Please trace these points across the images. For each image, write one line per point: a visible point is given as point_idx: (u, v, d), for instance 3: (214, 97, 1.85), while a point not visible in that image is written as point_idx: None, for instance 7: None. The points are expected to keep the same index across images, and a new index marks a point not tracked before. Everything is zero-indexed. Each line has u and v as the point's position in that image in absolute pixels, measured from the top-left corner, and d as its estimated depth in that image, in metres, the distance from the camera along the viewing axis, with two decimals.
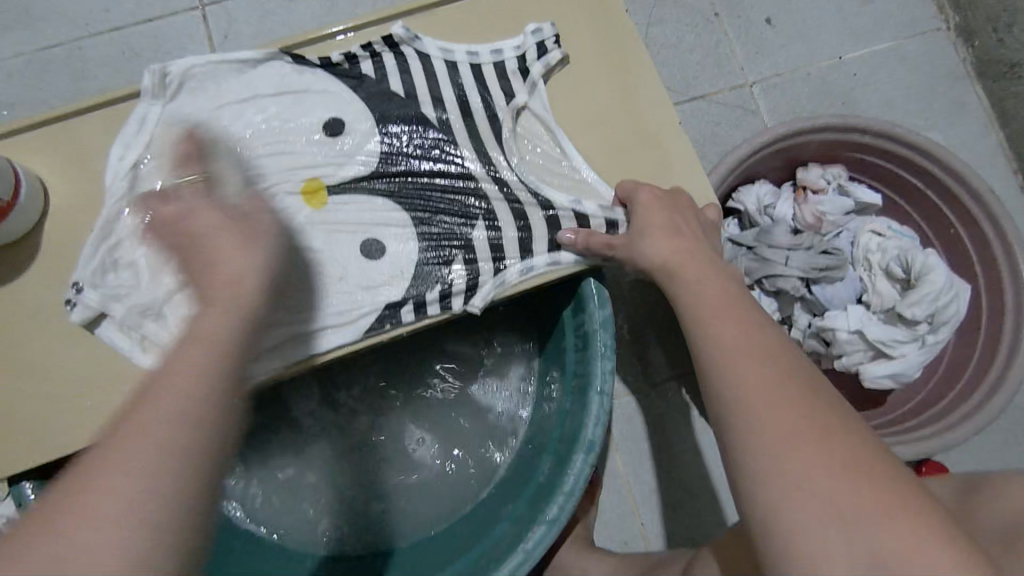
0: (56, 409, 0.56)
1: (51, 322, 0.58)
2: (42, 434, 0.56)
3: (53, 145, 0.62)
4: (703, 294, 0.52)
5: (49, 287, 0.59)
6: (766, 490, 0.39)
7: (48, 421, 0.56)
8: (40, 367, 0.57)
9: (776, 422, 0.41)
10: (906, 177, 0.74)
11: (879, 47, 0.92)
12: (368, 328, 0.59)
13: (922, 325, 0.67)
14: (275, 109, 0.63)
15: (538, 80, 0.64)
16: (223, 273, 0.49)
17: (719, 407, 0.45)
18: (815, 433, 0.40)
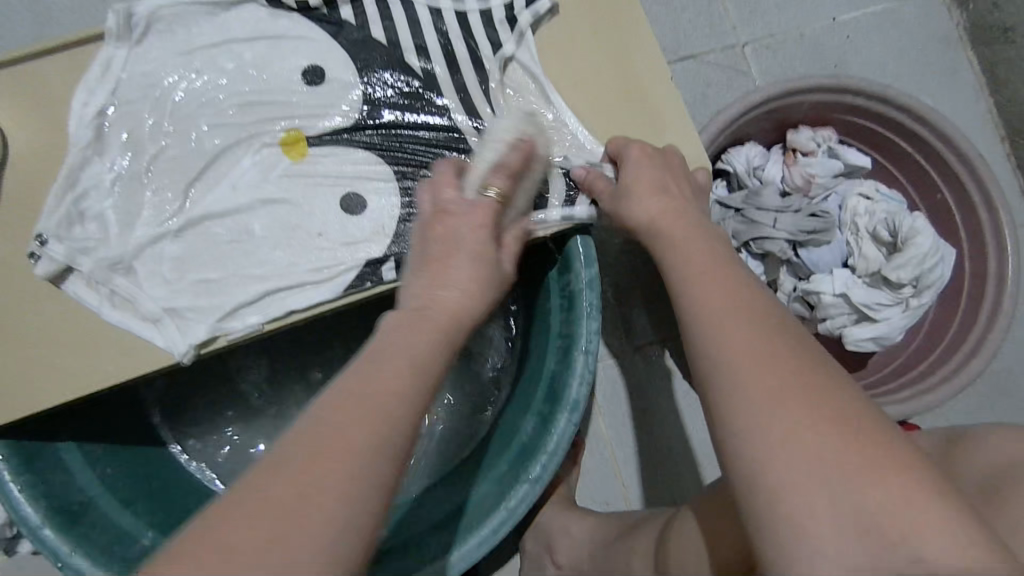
0: (20, 368, 0.53)
1: (12, 276, 0.55)
2: (3, 391, 0.53)
3: (10, 88, 0.58)
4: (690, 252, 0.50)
5: (9, 238, 0.55)
6: (756, 446, 0.38)
7: (11, 378, 0.53)
8: (1, 324, 0.54)
9: (763, 382, 0.40)
10: (897, 141, 0.73)
11: (874, 9, 0.91)
12: (347, 286, 0.56)
13: (907, 289, 0.68)
14: (251, 55, 0.59)
15: (525, 30, 0.61)
16: (443, 300, 0.46)
17: (704, 364, 0.43)
18: (808, 391, 0.39)
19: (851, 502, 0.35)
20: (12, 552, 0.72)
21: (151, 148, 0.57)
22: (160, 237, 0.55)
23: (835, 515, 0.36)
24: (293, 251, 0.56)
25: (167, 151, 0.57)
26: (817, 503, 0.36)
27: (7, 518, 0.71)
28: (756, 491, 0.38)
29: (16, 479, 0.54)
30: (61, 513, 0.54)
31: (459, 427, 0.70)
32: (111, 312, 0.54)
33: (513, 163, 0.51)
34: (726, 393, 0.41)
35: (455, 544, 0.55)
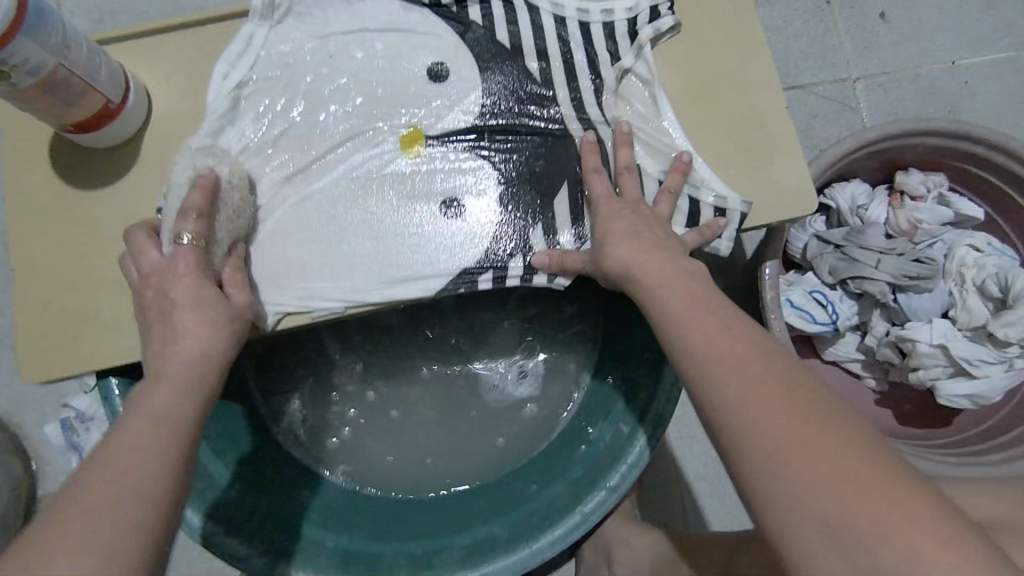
0: (133, 315, 0.56)
1: (137, 229, 0.58)
2: (118, 337, 0.56)
3: (160, 54, 0.62)
4: (717, 312, 0.45)
5: (137, 191, 0.59)
6: (787, 513, 0.35)
7: (126, 325, 0.56)
8: (119, 275, 0.57)
9: (799, 454, 0.36)
10: (1012, 194, 0.70)
11: (996, 57, 0.88)
12: (441, 292, 0.57)
13: (1013, 348, 0.65)
14: (380, 46, 0.61)
15: (645, 43, 0.61)
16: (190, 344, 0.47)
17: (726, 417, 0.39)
18: (850, 468, 0.35)
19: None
20: None
21: (280, 124, 0.59)
22: (274, 208, 0.58)
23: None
24: (390, 247, 0.58)
25: (293, 129, 0.59)
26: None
27: None
28: (785, 551, 0.35)
29: None
30: None
31: (516, 444, 0.68)
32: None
33: (198, 204, 0.51)
34: (753, 455, 0.37)
35: (525, 541, 0.56)
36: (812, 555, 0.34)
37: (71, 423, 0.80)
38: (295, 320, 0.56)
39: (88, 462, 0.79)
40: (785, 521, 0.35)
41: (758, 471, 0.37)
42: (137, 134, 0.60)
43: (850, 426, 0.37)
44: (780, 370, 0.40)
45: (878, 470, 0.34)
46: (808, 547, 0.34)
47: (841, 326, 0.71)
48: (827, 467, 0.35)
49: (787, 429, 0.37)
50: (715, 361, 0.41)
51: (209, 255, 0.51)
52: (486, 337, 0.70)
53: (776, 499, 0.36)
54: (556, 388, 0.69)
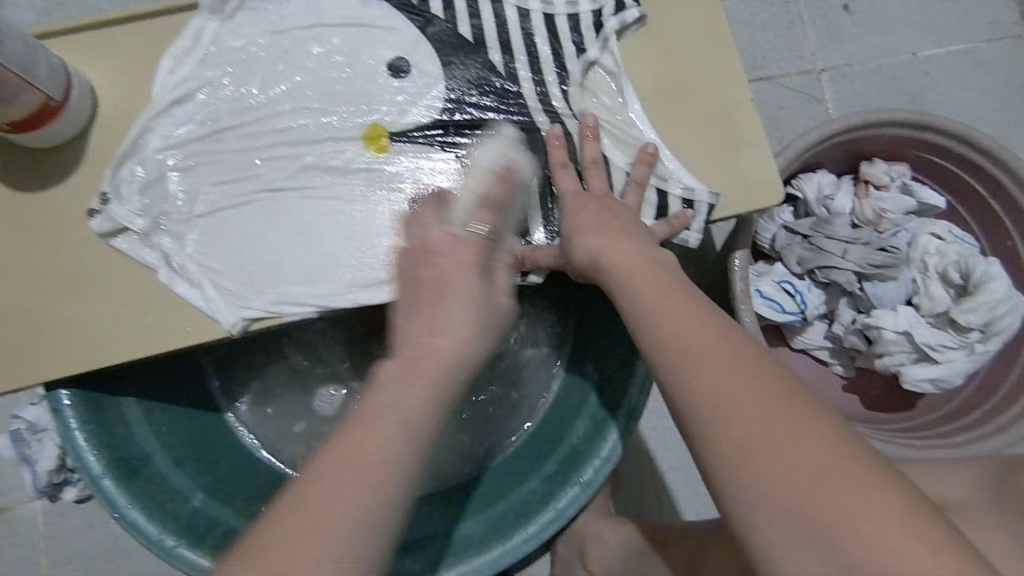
0: (74, 323, 0.54)
1: (79, 234, 0.55)
2: (60, 346, 0.53)
3: (106, 48, 0.59)
4: (673, 306, 0.44)
5: (81, 192, 0.56)
6: (753, 509, 0.35)
7: (68, 331, 0.54)
8: (64, 281, 0.55)
9: (764, 446, 0.36)
10: (972, 182, 0.72)
11: (955, 48, 0.90)
12: None
13: (974, 333, 0.67)
14: (339, 40, 0.60)
15: (610, 35, 0.60)
16: (444, 343, 0.48)
17: (689, 412, 0.39)
18: (817, 460, 0.35)
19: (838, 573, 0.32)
20: (59, 497, 0.77)
21: (234, 120, 0.57)
22: (234, 209, 0.56)
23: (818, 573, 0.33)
24: (356, 247, 0.56)
25: (246, 126, 0.57)
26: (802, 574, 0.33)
27: (57, 465, 0.76)
28: (752, 544, 0.35)
29: (82, 428, 0.54)
30: (120, 467, 0.55)
31: (491, 444, 0.67)
32: (186, 286, 0.54)
33: (493, 197, 0.52)
34: (714, 450, 0.37)
35: (499, 540, 0.56)
36: (775, 550, 0.34)
37: (22, 435, 0.77)
38: (258, 323, 0.54)
39: (42, 475, 0.76)
40: (750, 515, 0.35)
41: (729, 460, 0.36)
42: (81, 134, 0.57)
43: (818, 416, 0.37)
44: (754, 364, 0.39)
45: (844, 460, 0.35)
46: (771, 541, 0.35)
47: (809, 315, 0.72)
48: (798, 459, 0.35)
49: (756, 420, 0.37)
50: (687, 353, 0.41)
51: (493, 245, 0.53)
52: None
53: (741, 493, 0.36)
54: (528, 385, 0.69)
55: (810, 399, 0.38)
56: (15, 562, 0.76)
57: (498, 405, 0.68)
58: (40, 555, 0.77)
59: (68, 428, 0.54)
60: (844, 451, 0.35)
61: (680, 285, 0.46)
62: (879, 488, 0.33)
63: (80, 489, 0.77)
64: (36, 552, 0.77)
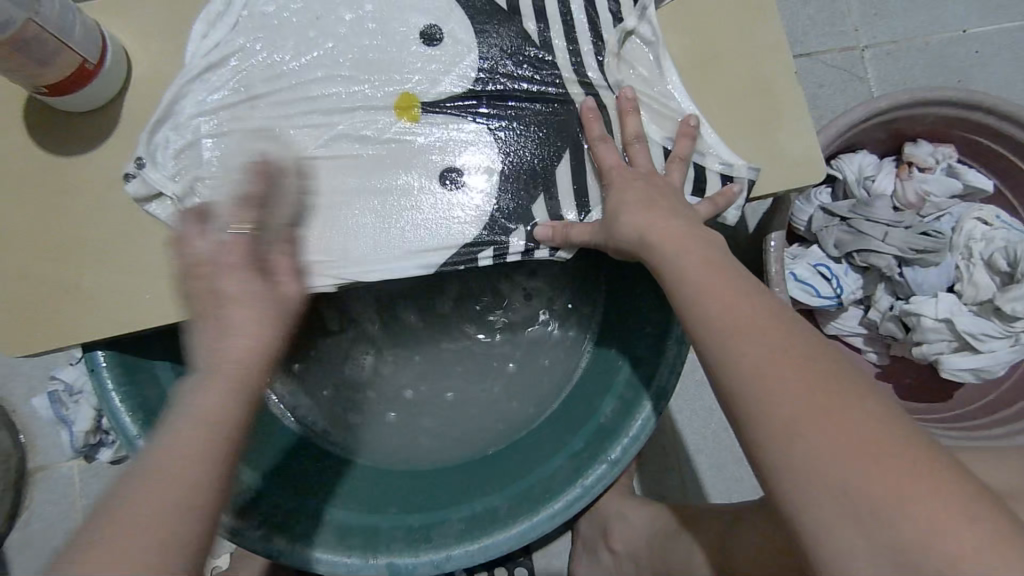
0: (108, 286, 0.54)
1: (114, 198, 0.56)
2: (94, 309, 0.54)
3: (137, 12, 0.58)
4: (713, 284, 0.43)
5: (116, 156, 0.56)
6: (796, 489, 0.34)
7: (103, 295, 0.54)
8: (99, 245, 0.55)
9: (809, 425, 0.35)
10: (1022, 166, 0.69)
11: (1008, 26, 0.86)
12: (441, 266, 0.55)
13: (1019, 322, 0.64)
14: (371, 7, 0.58)
15: (649, 4, 0.58)
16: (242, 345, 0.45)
17: (732, 388, 0.38)
18: (864, 441, 0.33)
19: (882, 556, 0.31)
20: (93, 459, 0.79)
21: (264, 87, 0.57)
22: None
23: (862, 556, 0.32)
24: (385, 220, 0.55)
25: (277, 92, 0.57)
26: (845, 556, 0.32)
27: (92, 427, 0.78)
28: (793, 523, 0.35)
29: (116, 388, 0.56)
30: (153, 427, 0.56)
31: (513, 420, 0.66)
32: None
33: (257, 191, 0.49)
34: (756, 427, 0.36)
35: (524, 515, 0.55)
36: (818, 531, 0.33)
37: (59, 396, 0.79)
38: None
39: (79, 436, 0.78)
40: (793, 494, 0.34)
41: (774, 439, 0.35)
42: (115, 98, 0.57)
43: (866, 396, 0.35)
44: (803, 344, 0.38)
45: (895, 444, 0.33)
46: (812, 522, 0.34)
47: (845, 300, 0.70)
48: (848, 440, 0.34)
49: (803, 400, 0.35)
50: (733, 331, 0.40)
51: (261, 242, 0.48)
52: (483, 306, 0.68)
53: (785, 471, 0.35)
54: (555, 363, 0.67)
55: (856, 380, 0.36)
56: (50, 520, 0.78)
57: (523, 381, 0.67)
58: (73, 516, 0.78)
59: (104, 388, 0.55)
60: (893, 434, 0.34)
61: (721, 262, 0.45)
62: (936, 475, 0.32)
63: (116, 451, 0.79)
64: (70, 510, 0.78)
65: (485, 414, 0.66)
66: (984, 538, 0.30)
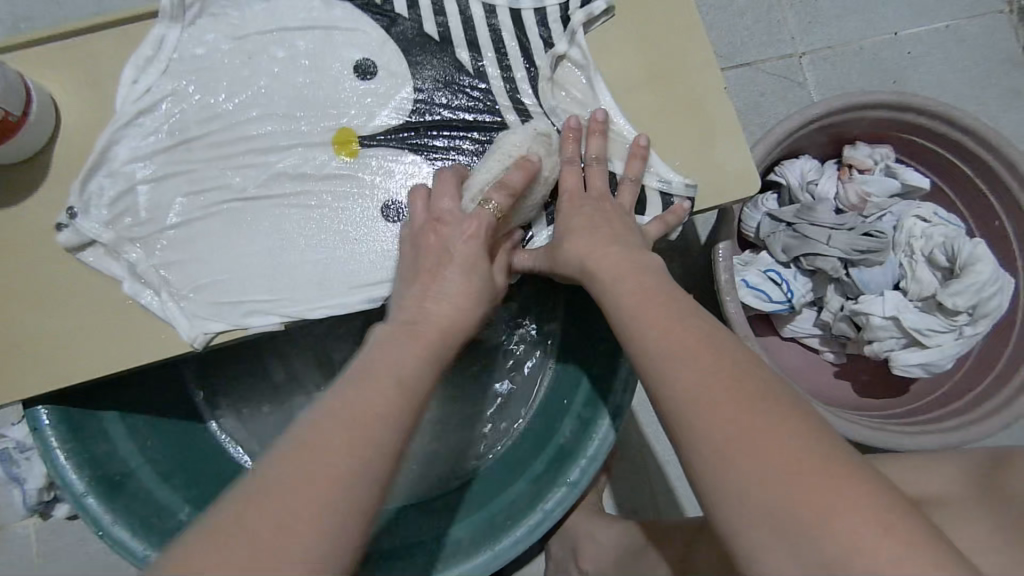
0: (46, 342, 0.53)
1: (46, 250, 0.54)
2: (32, 365, 0.53)
3: (67, 60, 0.58)
4: (648, 308, 0.44)
5: (46, 208, 0.55)
6: (733, 508, 0.35)
7: (42, 351, 0.53)
8: (35, 299, 0.54)
9: (740, 445, 0.35)
10: (956, 163, 0.71)
11: (937, 25, 0.88)
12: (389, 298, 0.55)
13: (962, 316, 0.66)
14: (305, 44, 0.58)
15: (578, 28, 0.59)
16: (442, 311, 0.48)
17: (670, 411, 0.39)
18: (793, 458, 0.34)
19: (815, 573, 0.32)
20: (49, 515, 0.77)
21: (198, 128, 0.56)
22: (202, 220, 0.55)
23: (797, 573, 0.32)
24: (328, 257, 0.55)
25: (211, 134, 0.56)
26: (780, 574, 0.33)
27: (47, 484, 0.75)
28: (732, 543, 0.35)
29: (62, 445, 0.54)
30: (103, 483, 0.54)
31: (475, 447, 0.66)
32: (152, 297, 0.53)
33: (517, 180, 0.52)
34: (692, 449, 0.37)
35: (488, 544, 0.55)
36: (755, 551, 0.34)
37: (9, 454, 0.75)
38: (220, 337, 0.53)
39: (32, 494, 0.75)
40: (730, 515, 0.35)
41: (709, 462, 0.36)
42: (46, 147, 0.56)
43: (795, 414, 0.36)
44: (733, 364, 0.39)
45: (821, 456, 0.34)
46: (750, 541, 0.34)
47: (797, 303, 0.71)
48: (780, 456, 0.34)
49: (739, 420, 0.36)
50: (669, 353, 0.40)
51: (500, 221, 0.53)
52: None
53: (721, 493, 0.35)
54: (512, 386, 0.67)
55: (789, 398, 0.37)
56: None
57: (483, 407, 0.67)
58: None
59: (48, 445, 0.54)
60: (821, 449, 0.34)
61: (657, 284, 0.46)
62: (855, 484, 0.33)
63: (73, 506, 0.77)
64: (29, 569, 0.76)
65: (449, 443, 0.66)
66: (908, 551, 0.31)
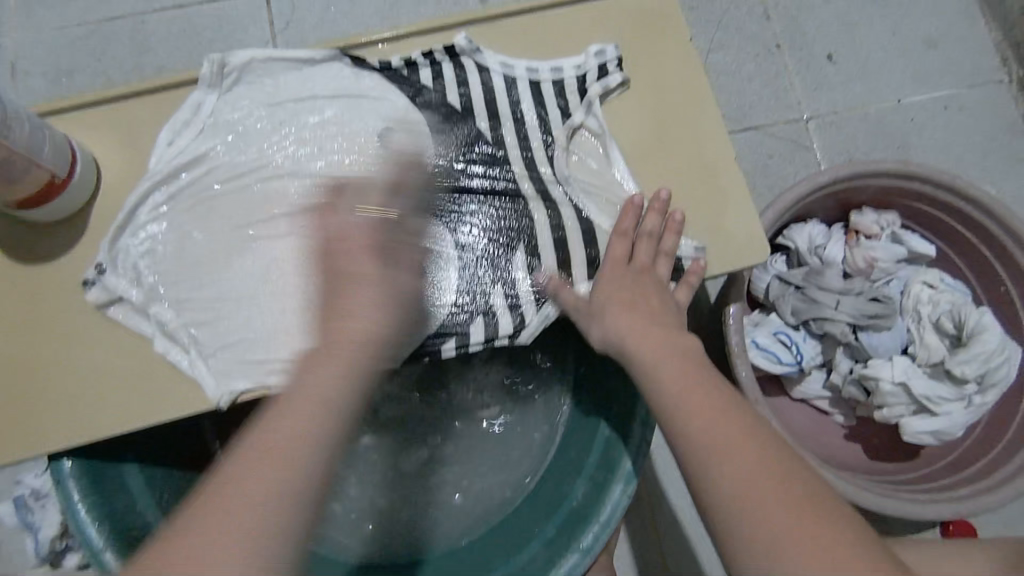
0: (76, 396, 0.55)
1: (76, 306, 0.57)
2: (61, 418, 0.54)
3: (108, 122, 0.61)
4: None
5: (78, 264, 0.57)
6: None
7: (72, 402, 0.54)
8: (64, 353, 0.56)
9: None
10: (961, 230, 0.72)
11: (940, 94, 0.91)
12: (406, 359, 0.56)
13: (971, 385, 0.67)
14: (332, 111, 0.61)
15: (594, 100, 0.62)
16: (361, 325, 0.49)
17: None
18: None
19: None
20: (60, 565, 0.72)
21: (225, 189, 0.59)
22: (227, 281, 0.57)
23: None
24: None
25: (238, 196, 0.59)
26: None
27: (59, 530, 0.73)
28: None
29: (83, 497, 0.54)
30: (121, 538, 0.54)
31: (490, 506, 0.65)
32: (179, 355, 0.55)
33: (265, 179, 0.55)
34: None
35: None
36: None
37: (25, 501, 0.75)
38: (246, 395, 0.54)
39: (44, 542, 0.73)
40: None
41: None
42: (85, 205, 0.58)
43: None
44: None
45: None
46: None
47: (806, 366, 0.72)
48: None
49: None
50: None
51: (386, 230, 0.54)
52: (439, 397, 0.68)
53: None
54: (525, 439, 0.68)
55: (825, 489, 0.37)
56: None
57: (496, 466, 0.67)
58: None
59: (68, 497, 0.54)
60: None
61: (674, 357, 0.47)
62: None
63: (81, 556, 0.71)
64: None
65: (462, 501, 0.66)
66: None
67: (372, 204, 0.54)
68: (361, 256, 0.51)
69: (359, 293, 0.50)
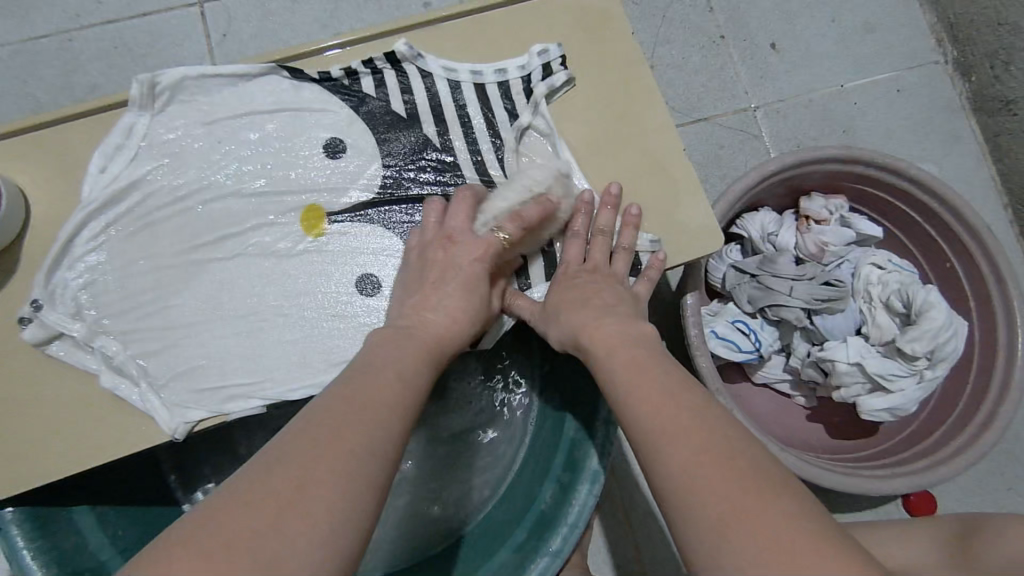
0: (16, 439, 0.52)
1: (13, 346, 0.54)
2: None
3: (36, 151, 0.58)
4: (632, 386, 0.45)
5: (12, 301, 0.55)
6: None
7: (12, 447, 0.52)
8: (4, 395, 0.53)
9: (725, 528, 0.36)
10: (906, 211, 0.74)
11: (880, 77, 0.94)
12: None
13: (921, 360, 0.69)
14: (274, 126, 0.60)
15: (541, 99, 0.62)
16: (442, 321, 0.51)
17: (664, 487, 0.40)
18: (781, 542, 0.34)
19: None
20: None
21: (165, 214, 0.57)
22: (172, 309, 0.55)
23: None
24: (307, 335, 0.56)
25: (180, 220, 0.57)
26: None
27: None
28: None
29: (28, 543, 0.52)
30: None
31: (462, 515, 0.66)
32: (129, 388, 0.53)
33: (532, 217, 0.55)
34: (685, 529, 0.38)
35: None
36: None
37: None
38: (202, 424, 0.53)
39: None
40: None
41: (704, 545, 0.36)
42: (15, 240, 0.56)
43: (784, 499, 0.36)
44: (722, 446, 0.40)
45: (807, 542, 0.34)
46: None
47: (765, 352, 0.73)
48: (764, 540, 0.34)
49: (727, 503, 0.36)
50: (662, 432, 0.42)
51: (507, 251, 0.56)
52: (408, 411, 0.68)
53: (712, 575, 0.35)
54: (494, 445, 0.68)
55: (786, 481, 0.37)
56: None
57: (467, 475, 0.67)
58: None
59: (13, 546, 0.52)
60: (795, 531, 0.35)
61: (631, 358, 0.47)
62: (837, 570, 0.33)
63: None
64: None
65: (436, 512, 0.67)
66: None
67: (517, 225, 0.55)
68: (469, 252, 0.54)
69: (455, 291, 0.52)
